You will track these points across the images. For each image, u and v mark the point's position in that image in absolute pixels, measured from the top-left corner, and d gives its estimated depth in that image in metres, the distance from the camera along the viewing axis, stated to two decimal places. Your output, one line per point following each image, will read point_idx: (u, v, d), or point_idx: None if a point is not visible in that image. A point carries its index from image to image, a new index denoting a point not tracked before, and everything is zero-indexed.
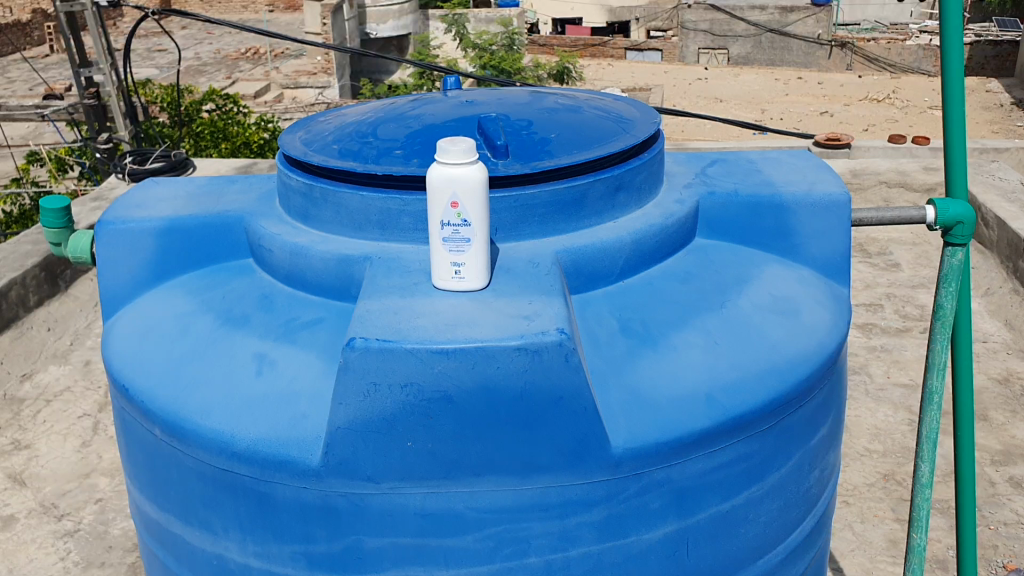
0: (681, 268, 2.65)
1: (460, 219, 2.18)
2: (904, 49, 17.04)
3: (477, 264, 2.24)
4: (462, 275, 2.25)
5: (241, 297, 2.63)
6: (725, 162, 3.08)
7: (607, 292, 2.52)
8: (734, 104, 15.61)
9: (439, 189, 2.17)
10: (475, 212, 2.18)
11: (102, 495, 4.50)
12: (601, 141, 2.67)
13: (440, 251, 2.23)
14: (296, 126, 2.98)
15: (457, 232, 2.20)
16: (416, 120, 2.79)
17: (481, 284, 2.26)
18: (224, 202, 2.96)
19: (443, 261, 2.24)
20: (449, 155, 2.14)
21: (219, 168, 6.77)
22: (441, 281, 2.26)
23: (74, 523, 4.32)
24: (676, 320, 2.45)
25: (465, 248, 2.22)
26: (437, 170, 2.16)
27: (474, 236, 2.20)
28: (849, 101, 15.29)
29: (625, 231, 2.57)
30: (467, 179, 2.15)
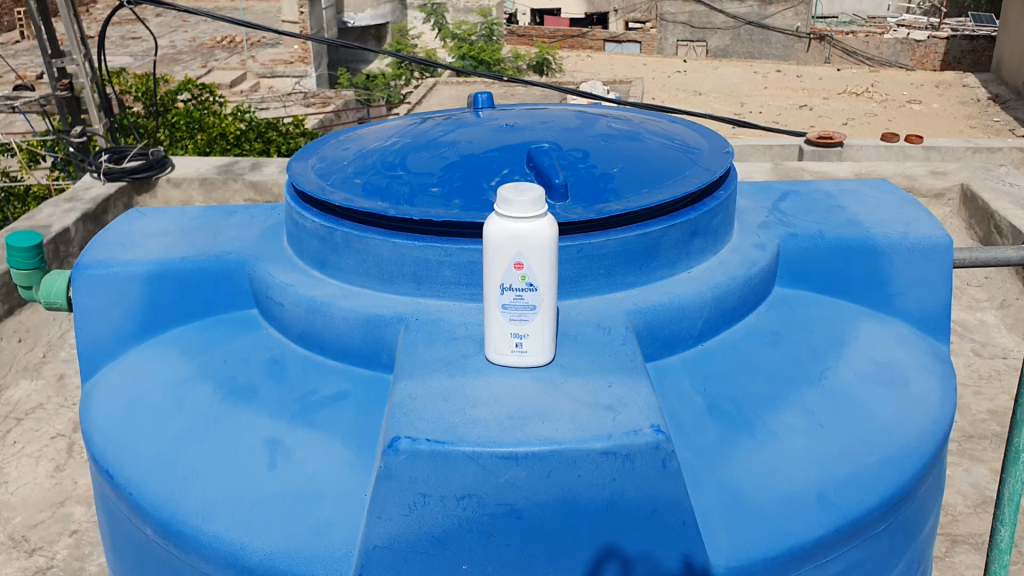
0: (763, 328, 2.26)
1: (525, 283, 1.78)
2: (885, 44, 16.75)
3: (544, 336, 1.83)
4: (525, 349, 1.84)
5: (246, 361, 2.21)
6: (798, 195, 2.69)
7: (684, 360, 2.13)
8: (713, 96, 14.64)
9: (500, 247, 1.76)
10: (544, 275, 1.78)
11: (79, 524, 3.22)
12: (672, 176, 2.28)
13: (498, 320, 1.82)
14: (307, 151, 2.57)
15: (520, 299, 1.79)
16: (452, 149, 2.38)
17: (547, 360, 1.86)
18: (223, 240, 2.54)
19: (502, 332, 1.83)
20: (512, 206, 1.74)
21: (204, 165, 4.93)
22: (498, 356, 1.86)
23: (48, 558, 3.09)
24: (767, 395, 2.06)
25: (530, 317, 1.81)
26: (497, 224, 1.76)
27: (542, 303, 1.80)
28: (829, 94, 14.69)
29: (703, 285, 2.17)
30: (535, 235, 1.75)
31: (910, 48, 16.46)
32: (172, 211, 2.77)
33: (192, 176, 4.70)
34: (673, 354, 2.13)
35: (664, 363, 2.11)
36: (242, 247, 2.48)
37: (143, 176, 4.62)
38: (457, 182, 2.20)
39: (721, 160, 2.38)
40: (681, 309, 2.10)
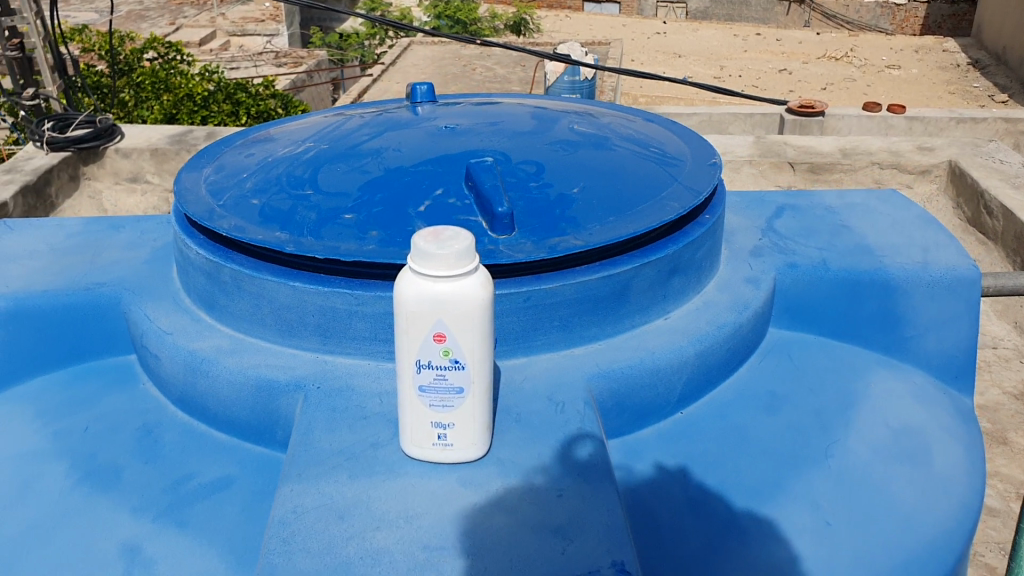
0: (757, 385, 1.84)
1: (448, 360, 1.35)
2: (867, 7, 16.22)
3: (475, 425, 1.40)
4: (450, 441, 1.41)
5: (114, 430, 1.77)
6: (796, 211, 2.26)
7: (658, 434, 1.71)
8: (692, 59, 14.08)
9: (414, 314, 1.32)
10: (473, 350, 1.34)
11: None
12: (648, 196, 1.83)
13: (415, 405, 1.39)
14: (203, 157, 2.10)
15: (442, 379, 1.36)
16: (376, 160, 1.92)
17: (480, 454, 1.43)
18: (101, 265, 2.08)
19: (421, 420, 1.40)
20: (430, 262, 1.29)
21: (153, 136, 4.07)
22: (415, 450, 1.43)
23: None
24: (761, 482, 1.64)
25: (456, 402, 1.37)
26: (410, 284, 1.32)
27: (470, 384, 1.37)
28: (810, 58, 14.18)
29: (684, 338, 1.74)
30: (460, 300, 1.31)
31: (887, 12, 15.93)
32: (48, 224, 2.29)
33: (142, 145, 3.92)
34: (643, 426, 1.71)
35: (633, 438, 1.69)
36: (122, 275, 2.02)
37: (90, 146, 3.84)
38: (376, 208, 1.76)
39: (706, 175, 1.94)
40: (656, 371, 1.68)
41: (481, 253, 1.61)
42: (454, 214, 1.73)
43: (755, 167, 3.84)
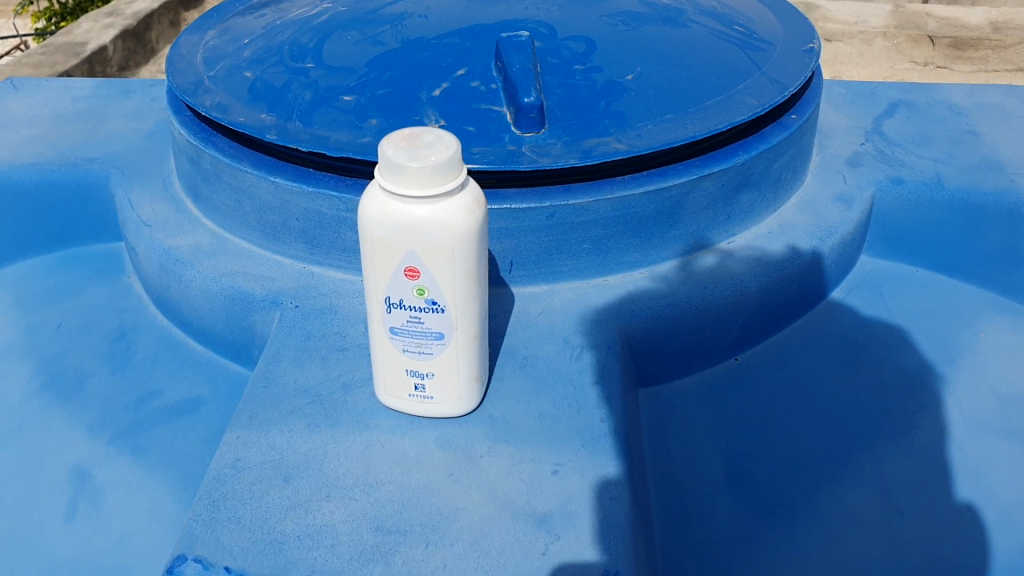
0: (835, 329, 1.51)
1: (424, 301, 1.07)
2: None
3: (458, 378, 1.14)
4: (428, 396, 1.15)
5: (86, 331, 1.56)
6: (913, 109, 1.86)
7: (703, 384, 1.41)
8: None
9: (382, 241, 1.05)
10: (454, 291, 1.07)
11: None
12: (719, 88, 1.47)
13: (386, 350, 1.12)
14: (211, 16, 1.82)
15: (416, 323, 1.09)
16: (395, 29, 1.61)
17: (467, 412, 1.17)
18: (99, 136, 1.85)
19: (393, 369, 1.14)
20: (400, 179, 1.00)
21: None
22: (388, 402, 1.17)
23: None
24: (823, 456, 1.33)
25: (434, 351, 1.11)
26: (377, 204, 1.03)
27: (452, 332, 1.10)
28: None
29: (746, 269, 1.41)
30: (437, 229, 1.02)
31: None
32: (56, 86, 2.07)
33: None
34: (686, 372, 1.42)
35: (670, 387, 1.40)
36: (117, 150, 1.79)
37: None
38: (382, 90, 1.46)
39: (798, 64, 1.56)
40: (705, 311, 1.37)
41: (496, 155, 1.31)
42: (473, 102, 1.42)
43: (889, 40, 3.26)
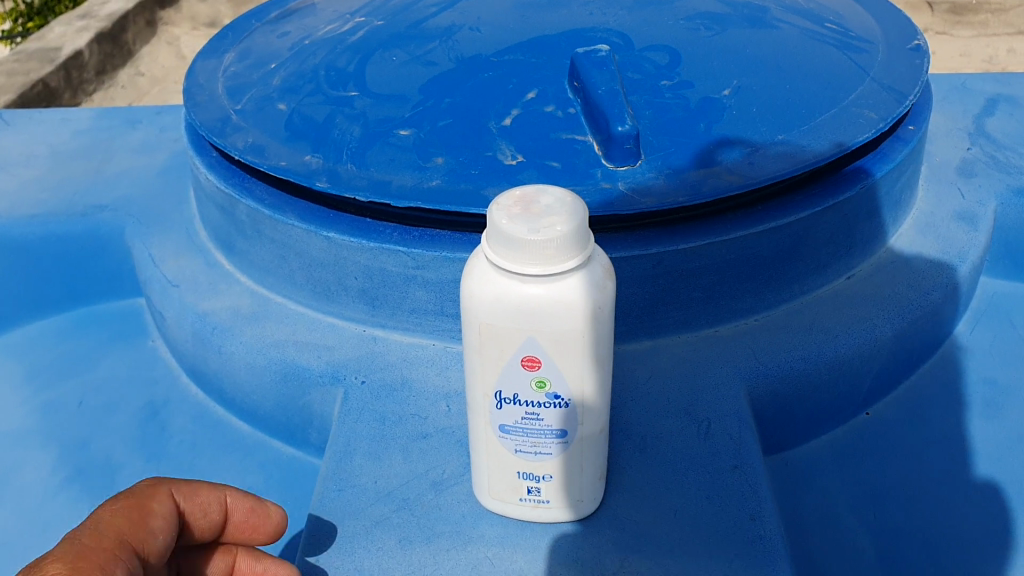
0: (968, 369, 1.33)
1: (544, 395, 0.88)
2: None
3: (581, 478, 0.94)
4: (545, 499, 0.96)
5: (111, 410, 1.36)
6: (1014, 105, 1.67)
7: (830, 448, 1.24)
8: None
9: (493, 327, 0.84)
10: (583, 381, 0.87)
11: None
12: (830, 101, 1.28)
13: (495, 450, 0.93)
14: (227, 35, 1.62)
15: (534, 421, 0.90)
16: (446, 46, 1.42)
17: (588, 512, 0.98)
18: (106, 177, 1.65)
19: (503, 470, 0.95)
20: (517, 258, 0.78)
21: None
22: (494, 504, 0.99)
23: None
24: (981, 527, 1.14)
25: (554, 450, 0.91)
26: (485, 283, 0.82)
27: (577, 428, 0.90)
28: None
29: (877, 313, 1.23)
30: (564, 313, 0.81)
31: None
32: (52, 118, 1.86)
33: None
34: (811, 436, 1.24)
35: (798, 454, 1.23)
36: (129, 193, 1.59)
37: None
38: (443, 120, 1.26)
39: (909, 65, 1.37)
40: (836, 364, 1.19)
41: (591, 196, 1.11)
42: (551, 131, 1.22)
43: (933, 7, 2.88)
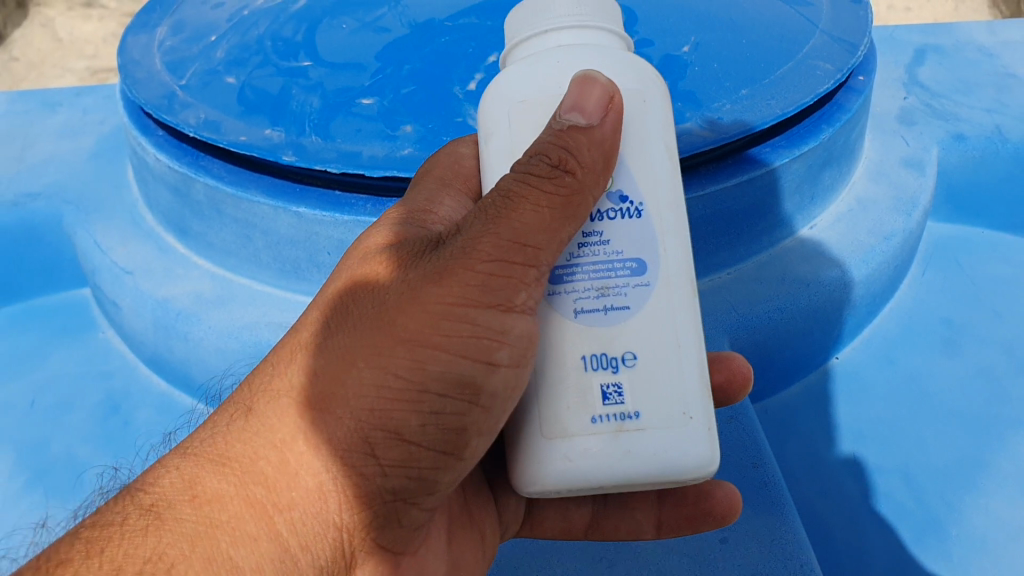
0: (924, 311, 1.37)
1: (608, 195, 0.69)
2: None
3: (677, 352, 0.67)
4: (632, 411, 0.66)
5: (68, 407, 1.29)
6: (941, 54, 1.73)
7: (804, 395, 1.27)
8: None
9: (531, 101, 0.69)
10: (655, 176, 0.69)
11: None
12: (788, 52, 1.29)
13: (552, 334, 0.68)
14: (156, 9, 1.55)
15: (596, 247, 0.68)
16: (395, 12, 1.40)
17: (696, 452, 0.66)
18: (33, 163, 1.56)
19: (557, 373, 0.67)
20: (542, 13, 0.72)
21: None
22: (557, 457, 0.66)
23: None
24: (956, 456, 1.18)
25: (632, 298, 0.68)
26: (514, 65, 0.71)
27: (656, 261, 0.68)
28: None
29: (845, 258, 1.26)
30: (598, 58, 0.69)
31: None
32: None
33: None
34: (785, 384, 1.28)
35: (776, 403, 1.27)
36: (61, 178, 1.51)
37: None
38: (406, 88, 1.23)
39: (853, 13, 1.39)
40: (810, 311, 1.21)
41: None
42: None
43: None
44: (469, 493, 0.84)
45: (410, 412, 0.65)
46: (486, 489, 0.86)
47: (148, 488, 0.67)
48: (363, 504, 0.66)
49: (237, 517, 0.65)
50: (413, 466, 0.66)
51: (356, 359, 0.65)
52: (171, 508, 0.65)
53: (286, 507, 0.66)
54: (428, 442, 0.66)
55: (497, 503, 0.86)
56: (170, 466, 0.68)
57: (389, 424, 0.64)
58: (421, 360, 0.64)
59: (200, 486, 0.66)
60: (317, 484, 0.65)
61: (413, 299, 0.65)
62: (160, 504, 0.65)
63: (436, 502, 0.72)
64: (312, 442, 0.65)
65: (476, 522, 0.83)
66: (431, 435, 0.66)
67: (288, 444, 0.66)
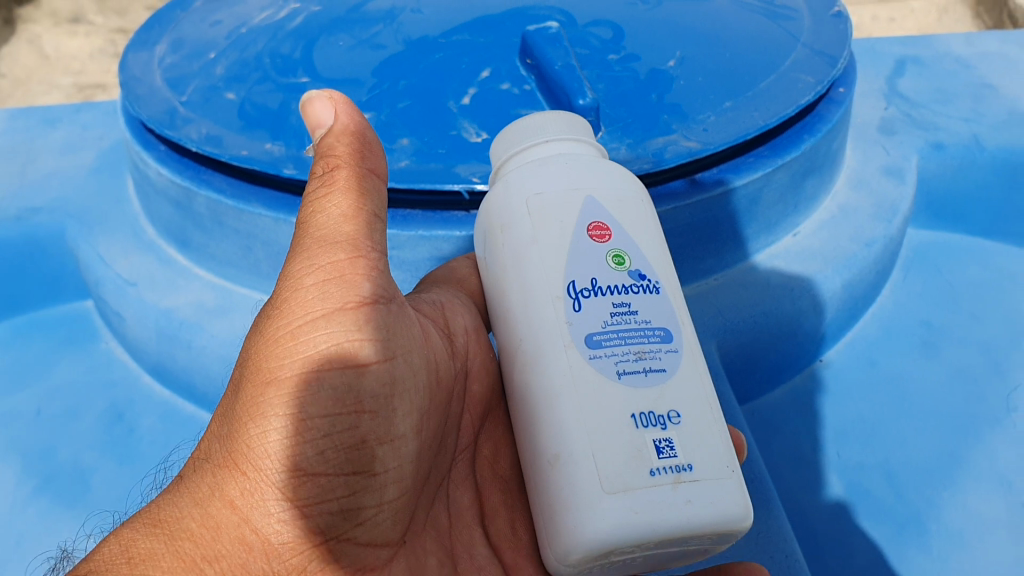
0: (905, 314, 1.42)
1: (628, 275, 0.76)
2: None
3: (712, 419, 0.72)
4: (686, 464, 0.68)
5: (73, 416, 1.32)
6: (920, 65, 1.78)
7: (790, 396, 1.31)
8: None
9: (547, 196, 0.78)
10: (660, 264, 0.78)
11: None
12: (770, 66, 1.33)
13: (598, 394, 0.70)
14: (154, 27, 1.59)
15: (628, 317, 0.74)
16: (391, 29, 1.44)
17: (745, 502, 0.69)
18: (36, 178, 1.59)
19: (610, 432, 0.68)
20: (535, 131, 0.84)
21: None
22: (620, 510, 0.65)
23: None
24: (936, 454, 1.22)
25: (666, 363, 0.73)
26: (524, 172, 0.81)
27: (677, 334, 0.75)
28: None
29: (827, 264, 1.30)
30: (593, 166, 0.81)
31: None
32: None
33: None
34: (771, 386, 1.32)
35: (763, 404, 1.31)
36: (63, 193, 1.54)
37: None
38: (402, 102, 1.27)
39: (833, 27, 1.44)
40: (794, 315, 1.25)
41: None
42: (511, 107, 1.24)
43: None
44: (462, 567, 0.85)
45: (298, 437, 0.71)
46: (496, 568, 0.86)
47: (84, 560, 0.65)
48: (290, 541, 0.71)
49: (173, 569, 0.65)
50: (326, 498, 0.73)
51: (241, 413, 0.72)
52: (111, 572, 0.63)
53: (215, 560, 0.68)
54: (333, 468, 0.73)
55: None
56: (108, 541, 0.67)
57: (283, 452, 0.71)
58: (290, 386, 0.72)
59: (135, 549, 0.65)
60: (240, 536, 0.69)
61: (273, 345, 0.74)
62: (93, 569, 0.63)
63: (375, 538, 0.77)
64: (226, 494, 0.70)
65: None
66: (332, 461, 0.73)
67: (208, 501, 0.70)
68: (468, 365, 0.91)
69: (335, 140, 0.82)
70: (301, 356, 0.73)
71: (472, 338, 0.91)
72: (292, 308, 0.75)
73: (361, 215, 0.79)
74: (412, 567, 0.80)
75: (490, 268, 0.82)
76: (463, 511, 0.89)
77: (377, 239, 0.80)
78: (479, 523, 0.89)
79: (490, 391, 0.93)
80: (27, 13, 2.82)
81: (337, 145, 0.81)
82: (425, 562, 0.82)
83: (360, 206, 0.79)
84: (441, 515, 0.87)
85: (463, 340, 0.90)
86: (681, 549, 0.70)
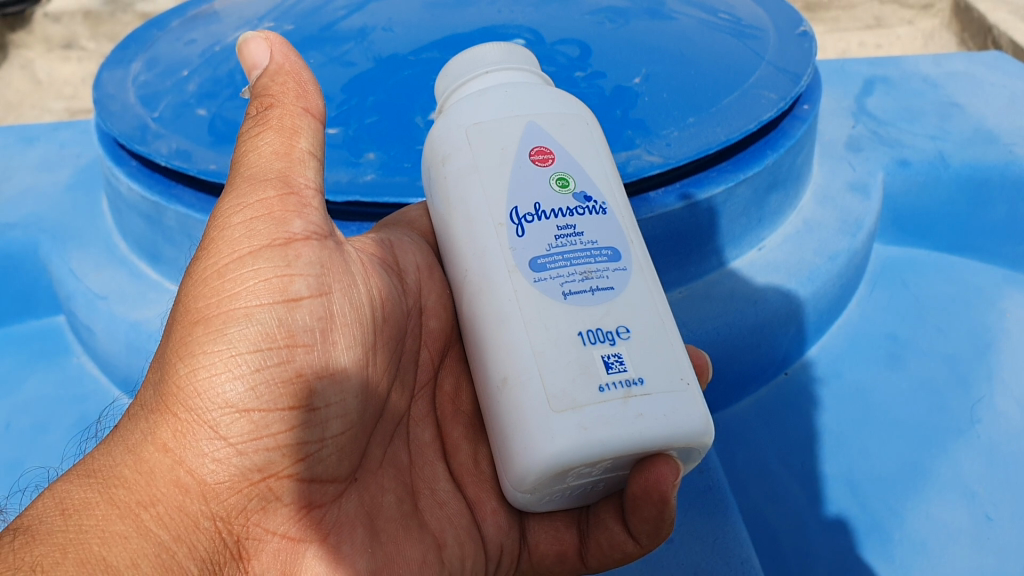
0: (872, 327, 1.43)
1: (573, 197, 0.77)
2: None
3: (665, 336, 0.73)
4: (636, 377, 0.69)
5: (43, 428, 1.33)
6: (888, 85, 1.80)
7: (755, 408, 1.33)
8: None
9: (485, 123, 0.79)
10: (605, 184, 0.80)
11: None
12: (734, 82, 1.36)
13: (544, 315, 0.71)
14: (131, 45, 1.60)
15: (572, 238, 0.75)
16: (361, 47, 1.47)
17: (698, 415, 0.69)
18: (11, 196, 1.60)
19: (556, 351, 0.70)
20: (475, 63, 0.86)
21: None
22: (569, 427, 0.66)
23: None
24: (900, 464, 1.23)
25: (613, 280, 0.74)
26: (464, 102, 0.82)
27: (626, 253, 0.76)
28: None
29: (790, 277, 1.32)
30: (532, 89, 0.83)
31: None
32: None
33: None
34: (737, 398, 1.33)
35: (729, 415, 1.32)
36: (38, 210, 1.55)
37: None
38: (370, 118, 1.29)
39: (798, 44, 1.46)
40: (759, 327, 1.27)
41: None
42: None
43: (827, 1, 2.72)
44: (423, 504, 0.88)
45: (228, 373, 0.74)
46: (458, 503, 0.89)
47: (20, 515, 0.67)
48: (226, 479, 0.74)
49: (105, 518, 0.68)
50: (262, 434, 0.76)
51: (173, 354, 0.75)
52: (44, 523, 0.66)
53: (150, 505, 0.70)
54: (266, 403, 0.76)
55: (472, 511, 0.89)
56: (43, 495, 0.70)
57: (213, 389, 0.74)
58: (219, 323, 0.75)
59: (69, 500, 0.68)
60: (174, 478, 0.72)
61: (202, 285, 0.77)
62: (28, 523, 0.66)
63: (319, 474, 0.80)
64: (159, 438, 0.73)
65: (432, 533, 0.86)
66: (264, 396, 0.76)
67: (141, 446, 0.72)
68: (422, 301, 0.94)
69: (270, 79, 0.86)
70: (229, 293, 0.77)
71: (422, 274, 0.94)
72: (219, 248, 0.78)
73: (291, 153, 0.83)
74: (364, 505, 0.83)
75: (434, 201, 0.83)
76: (425, 448, 0.91)
77: (310, 177, 0.84)
78: (443, 459, 0.91)
79: (448, 326, 0.95)
80: (17, 39, 2.79)
81: (273, 84, 0.85)
82: (380, 500, 0.84)
83: (293, 144, 0.83)
84: (400, 453, 0.89)
85: (413, 277, 0.93)
86: (638, 460, 0.71)
